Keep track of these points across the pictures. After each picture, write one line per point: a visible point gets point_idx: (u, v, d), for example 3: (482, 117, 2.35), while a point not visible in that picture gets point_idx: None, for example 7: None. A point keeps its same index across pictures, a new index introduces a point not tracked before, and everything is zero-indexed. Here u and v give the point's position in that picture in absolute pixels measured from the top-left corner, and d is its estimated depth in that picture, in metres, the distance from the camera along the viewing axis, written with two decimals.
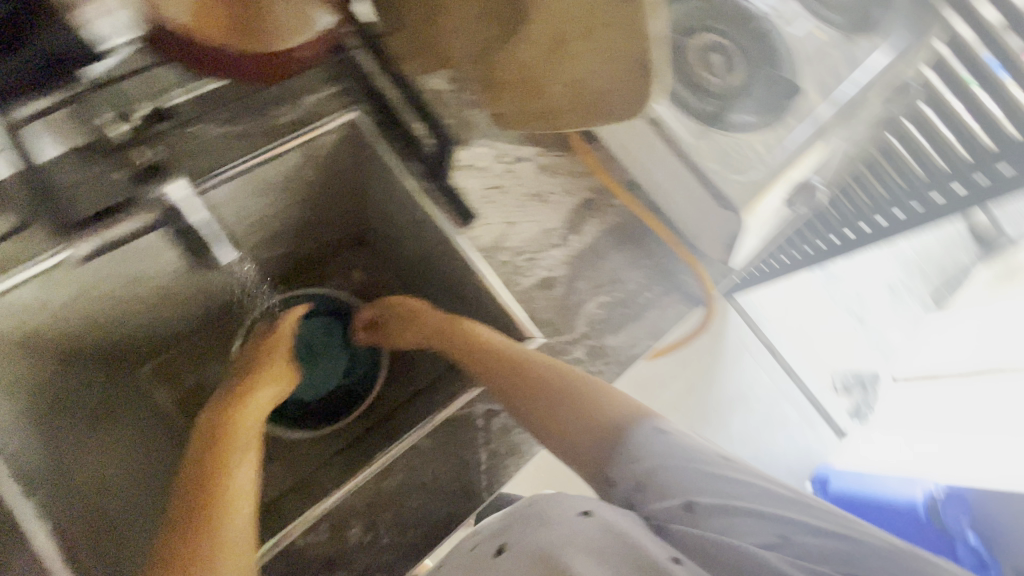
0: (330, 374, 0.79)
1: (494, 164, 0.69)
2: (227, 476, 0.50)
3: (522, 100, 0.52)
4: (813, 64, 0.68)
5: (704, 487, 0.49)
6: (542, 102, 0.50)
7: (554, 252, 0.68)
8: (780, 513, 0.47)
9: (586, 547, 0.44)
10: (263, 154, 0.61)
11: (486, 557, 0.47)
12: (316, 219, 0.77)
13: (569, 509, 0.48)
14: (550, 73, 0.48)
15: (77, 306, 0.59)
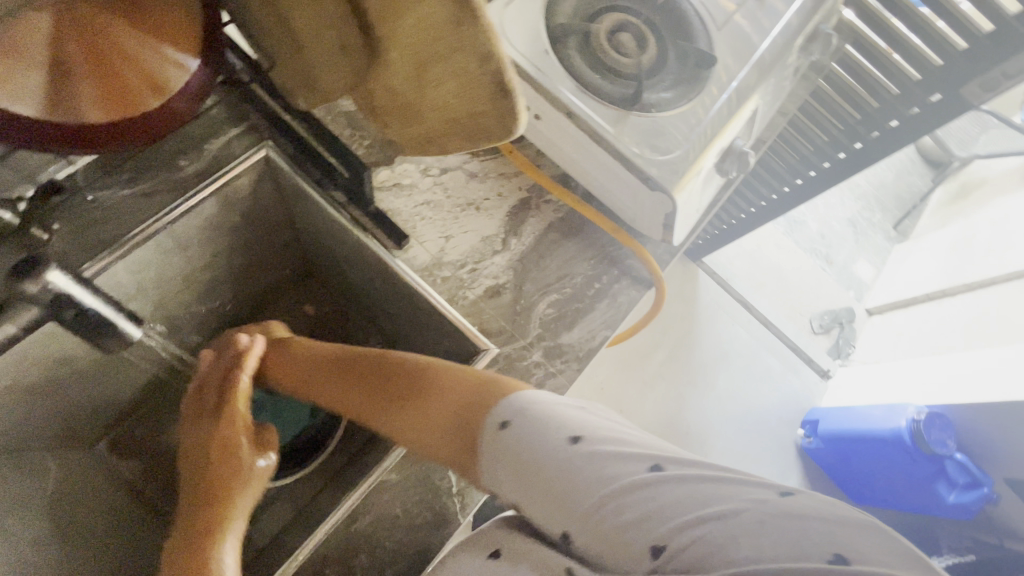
0: (297, 416, 0.77)
1: (422, 179, 0.68)
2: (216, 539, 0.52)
3: (404, 124, 0.50)
4: (723, 29, 0.68)
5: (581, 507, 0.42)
6: (422, 126, 0.48)
7: (497, 258, 0.67)
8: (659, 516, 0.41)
9: None
10: (175, 208, 0.58)
11: None
12: (252, 261, 0.74)
13: (479, 552, 0.45)
14: (422, 102, 0.45)
15: (11, 399, 0.57)
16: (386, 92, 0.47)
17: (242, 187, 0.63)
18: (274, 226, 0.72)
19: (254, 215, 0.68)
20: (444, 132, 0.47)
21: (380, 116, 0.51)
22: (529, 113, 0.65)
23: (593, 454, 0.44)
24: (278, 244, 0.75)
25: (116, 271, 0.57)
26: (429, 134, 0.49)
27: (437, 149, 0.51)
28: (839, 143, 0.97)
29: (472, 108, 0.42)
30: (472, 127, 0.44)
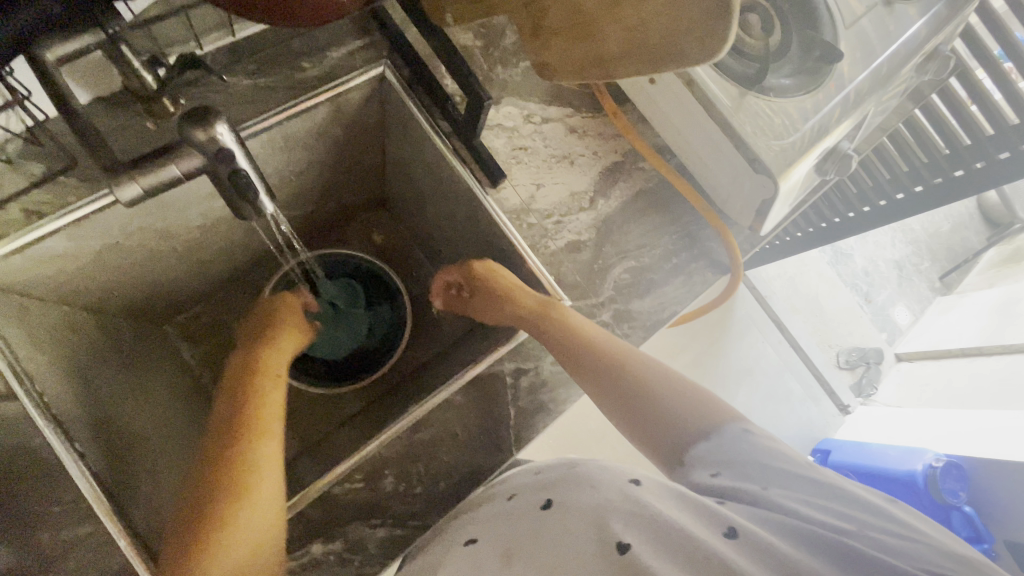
0: (352, 335, 0.79)
1: (524, 124, 0.68)
2: (254, 416, 0.53)
3: (571, 46, 0.54)
4: (853, 27, 0.67)
5: (791, 484, 0.45)
6: (588, 46, 0.52)
7: (582, 215, 0.68)
8: (872, 514, 0.42)
9: (638, 504, 0.43)
10: (294, 106, 0.60)
11: (526, 514, 0.47)
12: (339, 177, 0.76)
13: (619, 478, 0.47)
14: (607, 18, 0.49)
15: (108, 257, 0.60)
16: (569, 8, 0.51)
17: (354, 100, 0.64)
18: (368, 146, 0.73)
19: (354, 131, 0.69)
20: (618, 56, 0.51)
21: (543, 36, 0.56)
22: (645, 77, 0.64)
23: (831, 476, 0.46)
24: (365, 166, 0.77)
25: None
26: (596, 57, 0.53)
27: (600, 74, 0.54)
28: (919, 176, 0.92)
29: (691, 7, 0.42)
30: (663, 50, 0.47)
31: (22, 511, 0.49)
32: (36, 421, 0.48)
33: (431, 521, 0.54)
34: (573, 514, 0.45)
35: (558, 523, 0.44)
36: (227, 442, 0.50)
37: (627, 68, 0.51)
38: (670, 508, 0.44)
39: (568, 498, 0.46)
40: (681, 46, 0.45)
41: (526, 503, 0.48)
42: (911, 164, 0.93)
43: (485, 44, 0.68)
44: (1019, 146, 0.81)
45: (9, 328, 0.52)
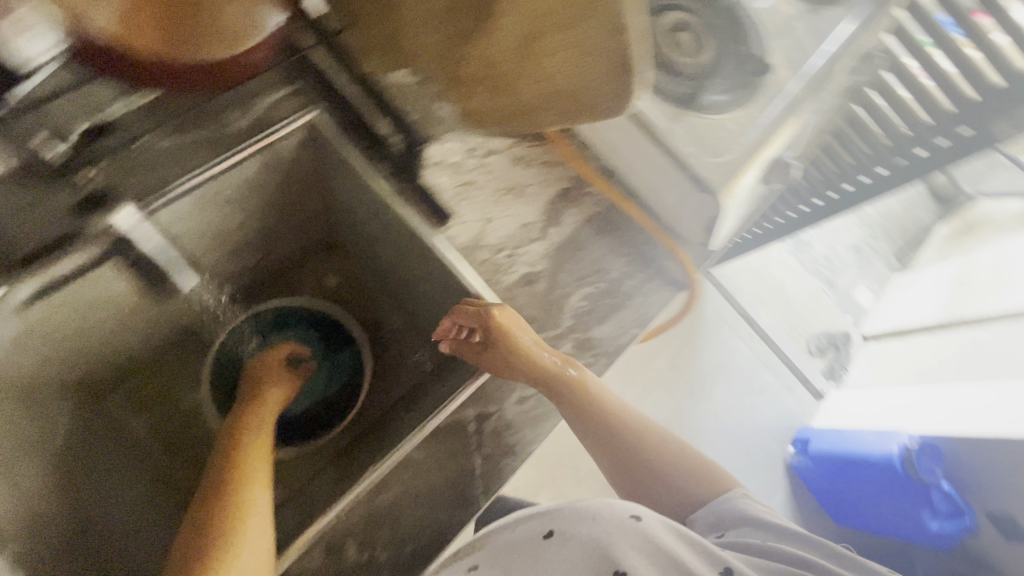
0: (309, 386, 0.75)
1: (466, 159, 0.67)
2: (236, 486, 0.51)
3: (492, 95, 0.49)
4: (781, 38, 0.68)
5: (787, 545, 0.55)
6: (510, 96, 0.47)
7: (534, 246, 0.67)
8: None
9: (639, 545, 0.51)
10: (220, 162, 0.57)
11: (529, 543, 0.55)
12: (282, 226, 0.73)
13: (620, 513, 0.55)
14: (522, 71, 0.44)
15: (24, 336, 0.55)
16: (479, 55, 0.47)
17: (287, 150, 0.62)
18: (309, 193, 0.70)
19: (292, 179, 0.66)
20: (539, 104, 0.46)
21: (464, 84, 0.52)
22: None
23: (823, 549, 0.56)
24: (310, 212, 0.74)
25: (160, 220, 0.56)
26: (518, 107, 0.48)
27: (526, 127, 0.50)
28: (867, 165, 0.99)
29: (582, 79, 0.41)
30: (580, 109, 0.43)
31: None
32: None
33: None
34: (574, 542, 0.53)
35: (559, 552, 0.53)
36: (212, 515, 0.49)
37: (550, 119, 0.47)
38: (664, 537, 0.53)
39: (569, 528, 0.54)
40: (595, 104, 0.42)
41: (528, 535, 0.56)
42: (860, 153, 0.99)
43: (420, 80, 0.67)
44: (989, 122, 0.86)
45: None
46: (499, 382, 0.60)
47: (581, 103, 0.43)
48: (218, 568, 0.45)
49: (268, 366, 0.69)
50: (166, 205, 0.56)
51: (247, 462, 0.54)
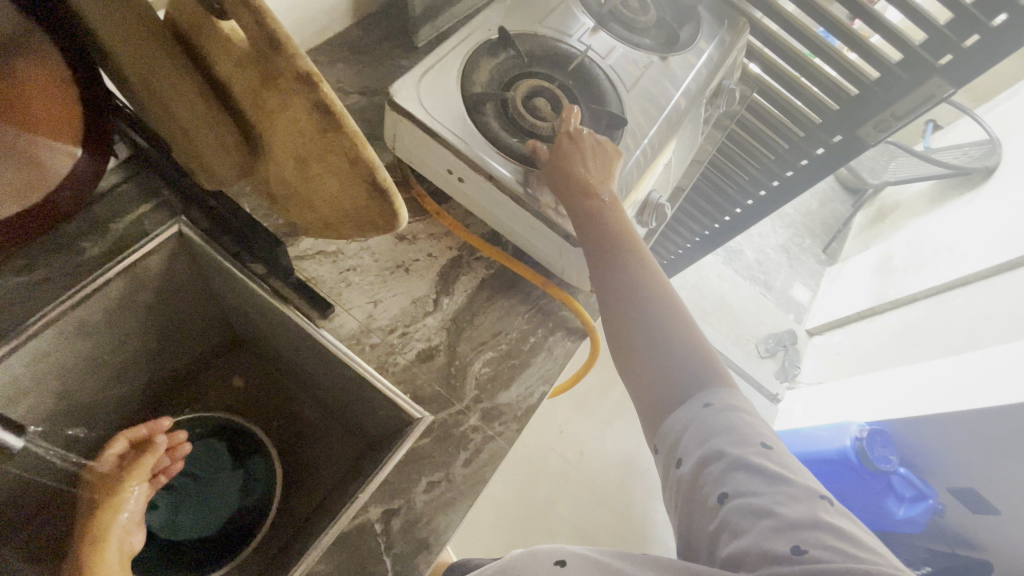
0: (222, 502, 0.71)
1: (348, 245, 0.67)
2: None
3: (302, 212, 0.49)
4: (634, 90, 0.73)
5: (724, 481, 0.43)
6: (313, 213, 0.47)
7: (429, 320, 0.66)
8: (761, 502, 0.41)
9: None
10: (75, 292, 0.55)
11: None
12: (169, 336, 0.70)
13: (543, 563, 0.44)
14: (311, 191, 0.44)
15: None
16: (277, 182, 0.46)
17: (154, 266, 0.60)
18: (193, 299, 0.68)
19: (167, 290, 0.64)
20: (336, 219, 0.46)
21: (276, 201, 0.51)
22: (452, 176, 0.65)
23: (746, 507, 0.41)
24: (200, 316, 0.71)
25: (11, 364, 0.52)
26: (323, 222, 0.48)
27: (336, 235, 0.50)
28: (786, 162, 1.13)
29: (353, 207, 0.42)
30: (366, 223, 0.44)
31: None
32: None
33: None
34: None
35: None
36: None
37: (351, 231, 0.47)
38: None
39: None
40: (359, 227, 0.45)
41: None
42: (775, 153, 1.14)
43: None
44: (845, 130, 0.99)
45: None
46: (404, 470, 0.58)
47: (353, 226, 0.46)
48: None
49: (110, 481, 0.59)
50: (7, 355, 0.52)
51: None
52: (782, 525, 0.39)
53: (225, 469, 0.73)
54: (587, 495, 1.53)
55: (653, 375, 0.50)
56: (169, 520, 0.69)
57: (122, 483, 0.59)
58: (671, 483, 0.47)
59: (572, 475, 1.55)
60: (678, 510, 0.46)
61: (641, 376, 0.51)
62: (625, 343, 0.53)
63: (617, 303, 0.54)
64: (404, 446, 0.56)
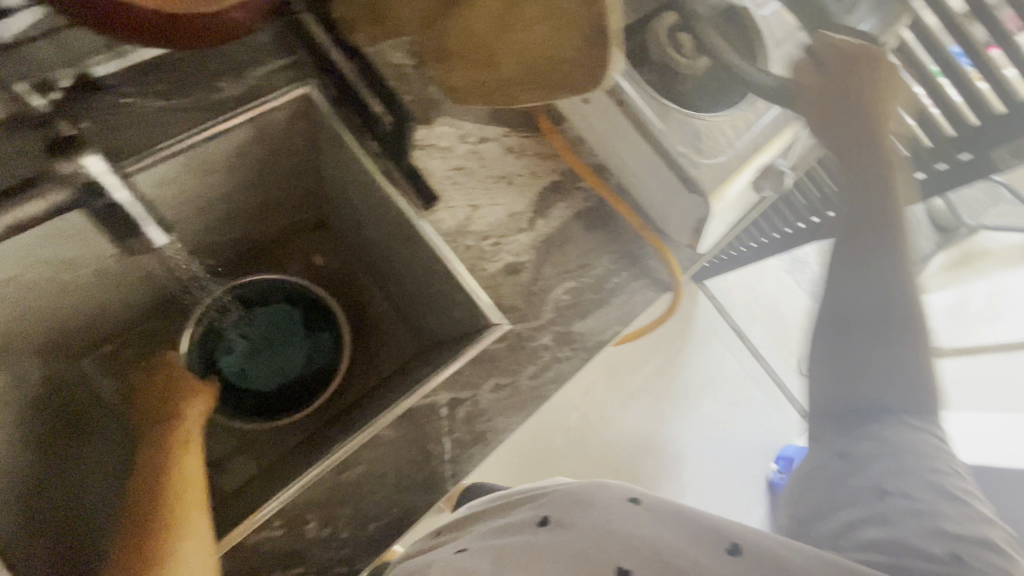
0: (291, 361, 0.75)
1: (459, 144, 0.66)
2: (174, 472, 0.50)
3: (472, 69, 0.57)
4: (782, 48, 0.68)
5: (895, 483, 0.58)
6: (493, 70, 0.55)
7: (521, 236, 0.66)
8: (920, 504, 0.55)
9: (640, 522, 0.54)
10: (208, 127, 0.57)
11: (526, 528, 0.56)
12: (268, 198, 0.73)
13: (618, 496, 0.57)
14: (502, 43, 0.53)
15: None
16: (464, 34, 0.55)
17: (276, 121, 0.62)
18: (299, 170, 0.71)
19: (280, 149, 0.66)
20: (516, 79, 0.54)
21: (444, 57, 0.59)
22: (577, 96, 0.64)
23: (902, 506, 0.56)
24: (299, 187, 0.74)
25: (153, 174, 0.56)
26: (502, 80, 0.56)
27: (501, 98, 0.57)
28: None
29: (547, 53, 0.50)
30: (548, 72, 0.51)
31: None
32: None
33: (361, 566, 0.51)
34: (574, 530, 0.54)
35: (558, 538, 0.53)
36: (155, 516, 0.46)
37: (527, 90, 0.55)
38: (658, 534, 0.52)
39: (560, 514, 0.56)
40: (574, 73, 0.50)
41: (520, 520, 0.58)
42: None
43: (417, 62, 0.66)
44: None
45: None
46: (474, 367, 0.60)
47: (565, 74, 0.50)
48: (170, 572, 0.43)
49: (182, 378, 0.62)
50: (143, 169, 0.55)
51: (182, 452, 0.53)
52: (940, 532, 0.52)
53: (295, 334, 0.76)
54: (598, 459, 1.56)
55: (870, 343, 0.65)
56: (242, 369, 0.73)
57: (195, 390, 0.61)
58: (831, 466, 0.63)
59: (589, 437, 1.56)
60: (828, 487, 0.61)
61: (858, 337, 0.66)
62: (847, 312, 0.67)
63: (852, 273, 0.67)
64: (479, 346, 0.59)
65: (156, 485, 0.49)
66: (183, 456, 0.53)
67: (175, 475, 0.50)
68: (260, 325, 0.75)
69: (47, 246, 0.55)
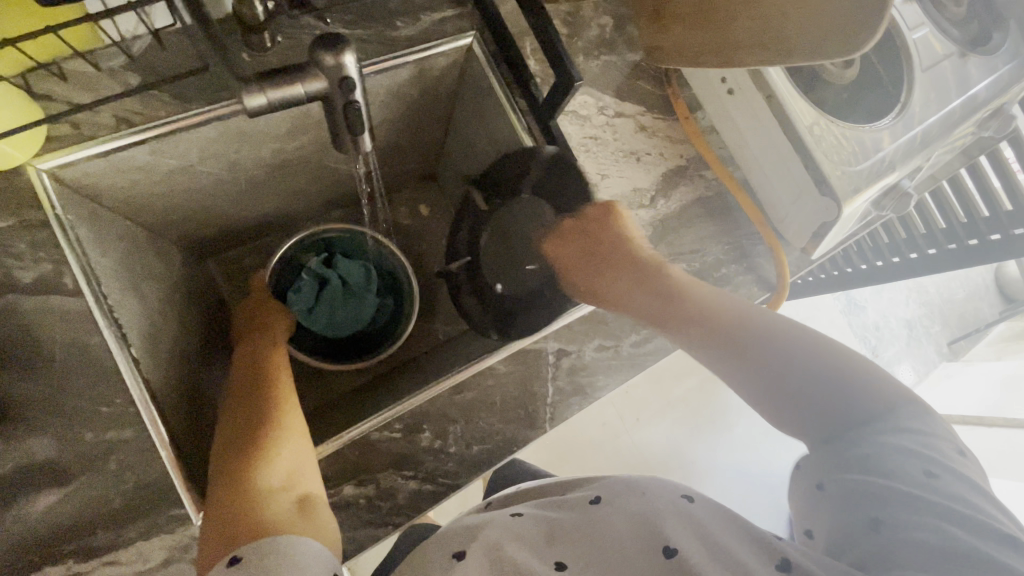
0: (354, 317, 0.79)
1: (597, 115, 0.69)
2: (269, 366, 0.57)
3: (689, 32, 0.60)
4: (928, 73, 0.68)
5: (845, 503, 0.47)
6: (719, 33, 0.57)
7: (642, 213, 0.69)
8: (932, 519, 0.42)
9: (699, 526, 0.46)
10: (383, 62, 0.61)
11: (578, 506, 0.51)
12: (401, 140, 0.77)
13: (670, 490, 0.50)
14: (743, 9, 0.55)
15: (174, 165, 0.58)
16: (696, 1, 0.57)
17: (438, 65, 0.66)
18: (436, 117, 0.75)
19: (429, 94, 0.70)
20: (743, 44, 0.56)
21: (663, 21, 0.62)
22: (723, 86, 0.66)
23: (906, 531, 0.42)
24: (429, 136, 0.79)
25: None
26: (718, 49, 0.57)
27: (717, 61, 0.58)
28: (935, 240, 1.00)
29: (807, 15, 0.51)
30: (794, 40, 0.52)
31: (68, 407, 0.47)
32: (99, 323, 0.48)
33: (461, 482, 0.55)
34: (623, 516, 0.47)
35: (607, 517, 0.48)
36: (256, 396, 0.52)
37: (748, 57, 0.56)
38: (725, 537, 0.45)
39: (618, 497, 0.50)
40: (819, 41, 0.51)
41: (574, 499, 0.52)
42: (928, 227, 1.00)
43: (571, 32, 0.69)
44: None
45: (83, 230, 0.52)
46: (582, 325, 0.62)
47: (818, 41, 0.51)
48: (269, 440, 0.47)
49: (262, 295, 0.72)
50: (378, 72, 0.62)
51: (272, 353, 0.60)
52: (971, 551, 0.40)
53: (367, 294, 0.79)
54: (628, 458, 1.54)
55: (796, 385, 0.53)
56: (310, 306, 0.76)
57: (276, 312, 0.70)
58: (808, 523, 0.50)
59: (622, 434, 1.56)
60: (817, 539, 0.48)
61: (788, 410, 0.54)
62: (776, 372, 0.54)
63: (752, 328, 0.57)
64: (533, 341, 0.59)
65: (255, 374, 0.56)
66: (272, 353, 0.60)
67: (269, 370, 0.57)
68: (341, 271, 0.77)
69: (228, 143, 0.59)
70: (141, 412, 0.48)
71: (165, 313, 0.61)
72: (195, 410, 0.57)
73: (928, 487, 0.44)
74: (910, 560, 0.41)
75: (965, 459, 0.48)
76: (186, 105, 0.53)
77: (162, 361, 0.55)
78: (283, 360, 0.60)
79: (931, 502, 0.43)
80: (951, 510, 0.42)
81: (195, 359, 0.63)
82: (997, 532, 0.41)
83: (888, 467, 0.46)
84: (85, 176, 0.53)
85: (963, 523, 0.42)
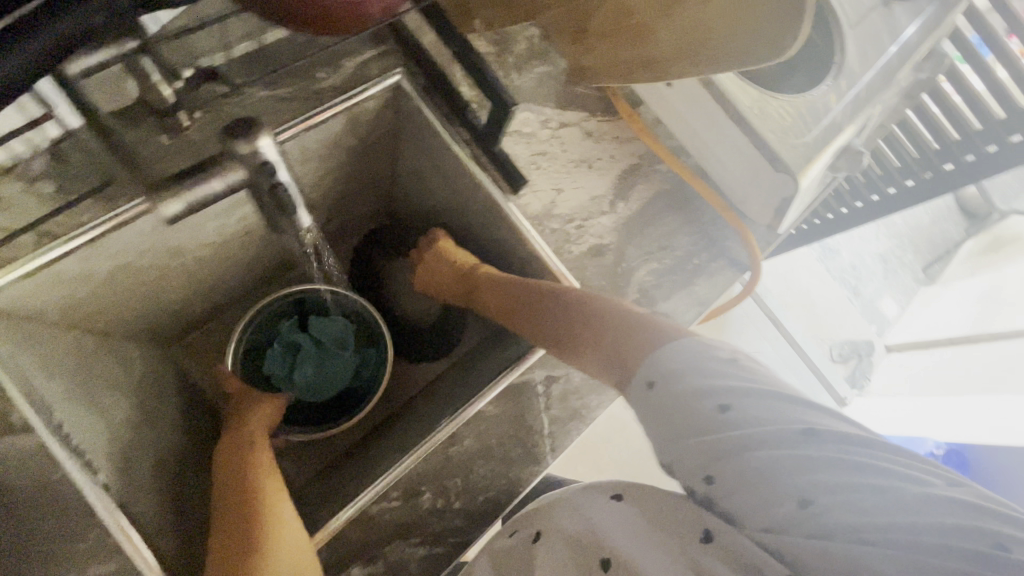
0: (335, 375, 0.77)
1: (541, 129, 0.68)
2: (255, 468, 0.55)
3: (617, 46, 0.59)
4: (857, 29, 0.68)
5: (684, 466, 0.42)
6: (646, 48, 0.56)
7: (604, 219, 0.67)
8: (752, 455, 0.38)
9: (632, 527, 0.44)
10: (311, 117, 0.58)
11: (524, 545, 0.49)
12: (348, 187, 0.74)
13: (598, 495, 0.48)
14: (660, 22, 0.53)
15: (110, 267, 0.55)
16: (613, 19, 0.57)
17: (368, 108, 0.63)
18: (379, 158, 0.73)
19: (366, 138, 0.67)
20: (670, 56, 0.55)
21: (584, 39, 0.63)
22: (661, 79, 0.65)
23: (737, 474, 0.38)
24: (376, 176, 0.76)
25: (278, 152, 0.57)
26: (650, 59, 0.57)
27: (656, 73, 0.58)
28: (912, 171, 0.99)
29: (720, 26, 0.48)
30: (715, 51, 0.50)
31: (40, 554, 0.44)
32: (59, 458, 0.45)
33: (471, 537, 0.53)
34: (566, 541, 0.46)
35: (555, 553, 0.46)
36: (237, 504, 0.50)
37: (679, 68, 0.55)
38: (659, 527, 0.44)
39: (558, 523, 0.48)
40: (748, 49, 0.47)
41: (522, 538, 0.50)
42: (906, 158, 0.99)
43: (499, 50, 0.67)
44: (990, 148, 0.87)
45: (22, 358, 0.49)
46: None
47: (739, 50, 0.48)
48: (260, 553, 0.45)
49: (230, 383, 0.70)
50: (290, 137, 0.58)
51: (253, 452, 0.58)
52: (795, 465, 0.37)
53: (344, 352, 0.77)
54: None
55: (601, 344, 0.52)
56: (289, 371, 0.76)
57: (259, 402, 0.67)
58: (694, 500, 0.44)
59: None
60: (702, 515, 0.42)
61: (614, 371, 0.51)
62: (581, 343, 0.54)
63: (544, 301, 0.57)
64: (511, 377, 0.57)
65: (238, 479, 0.54)
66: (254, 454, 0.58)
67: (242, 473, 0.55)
68: (316, 332, 0.76)
69: (162, 234, 0.56)
70: (120, 542, 0.45)
71: (131, 421, 0.57)
72: (179, 517, 0.54)
73: (728, 424, 0.40)
74: (757, 507, 0.38)
75: (741, 361, 0.44)
76: (108, 207, 0.50)
77: (135, 477, 0.52)
78: (264, 457, 0.58)
79: (742, 435, 0.39)
80: (760, 435, 0.39)
81: (179, 460, 0.60)
82: (796, 431, 0.38)
83: (691, 420, 0.41)
84: (13, 302, 0.49)
85: (776, 441, 0.38)
